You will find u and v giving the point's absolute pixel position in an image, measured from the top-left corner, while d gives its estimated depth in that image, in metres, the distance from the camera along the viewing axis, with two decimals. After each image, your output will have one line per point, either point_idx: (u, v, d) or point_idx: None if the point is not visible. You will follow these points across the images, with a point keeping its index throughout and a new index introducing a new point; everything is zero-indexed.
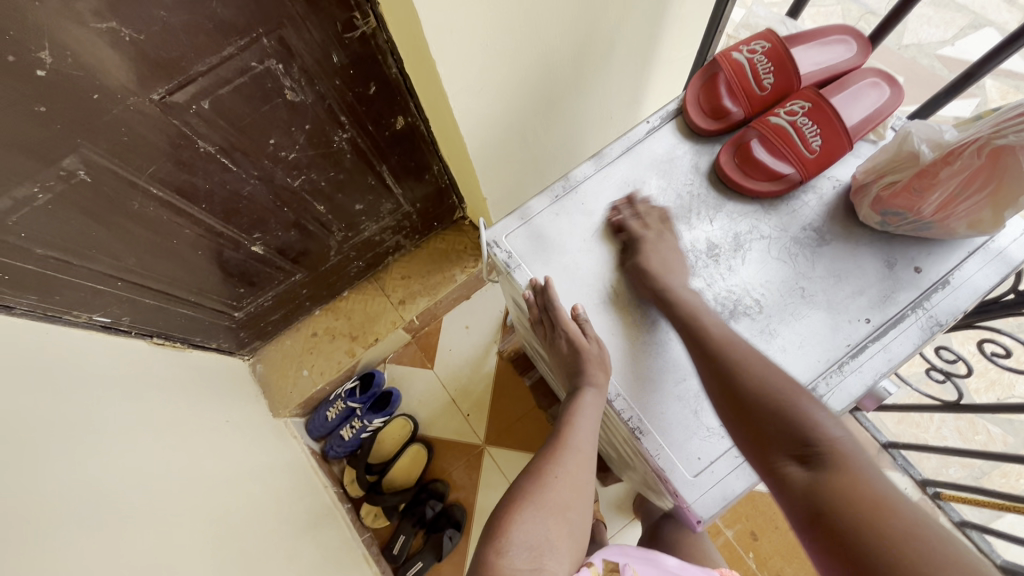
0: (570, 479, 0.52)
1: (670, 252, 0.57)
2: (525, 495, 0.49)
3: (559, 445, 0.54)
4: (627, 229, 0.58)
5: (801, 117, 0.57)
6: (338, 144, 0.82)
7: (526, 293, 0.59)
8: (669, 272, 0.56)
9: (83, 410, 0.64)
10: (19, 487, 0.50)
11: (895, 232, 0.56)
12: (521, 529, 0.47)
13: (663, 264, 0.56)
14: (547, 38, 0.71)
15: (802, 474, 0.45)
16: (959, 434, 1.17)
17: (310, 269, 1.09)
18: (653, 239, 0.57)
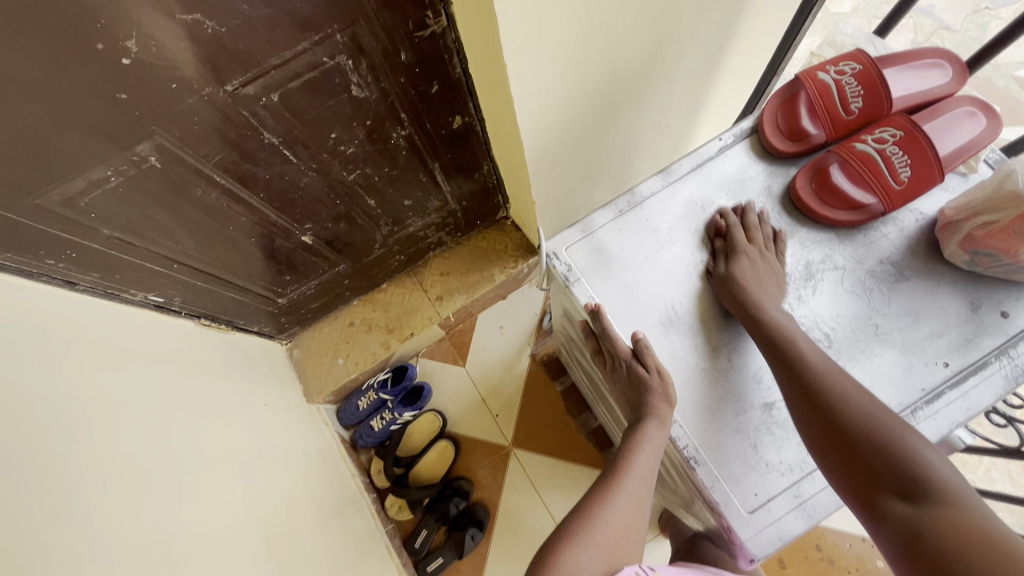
0: (622, 523, 0.49)
1: (765, 268, 0.55)
2: (573, 533, 0.48)
3: (613, 486, 0.52)
4: (733, 238, 0.56)
5: (891, 146, 0.54)
6: (395, 141, 0.81)
7: (590, 303, 0.57)
8: (757, 287, 0.54)
9: (136, 393, 0.66)
10: (77, 471, 0.51)
11: (982, 272, 0.53)
12: (569, 568, 0.45)
13: (757, 280, 0.54)
14: (619, 45, 0.69)
15: (904, 511, 0.42)
16: (1010, 478, 1.11)
17: (354, 261, 1.10)
18: (755, 254, 0.54)
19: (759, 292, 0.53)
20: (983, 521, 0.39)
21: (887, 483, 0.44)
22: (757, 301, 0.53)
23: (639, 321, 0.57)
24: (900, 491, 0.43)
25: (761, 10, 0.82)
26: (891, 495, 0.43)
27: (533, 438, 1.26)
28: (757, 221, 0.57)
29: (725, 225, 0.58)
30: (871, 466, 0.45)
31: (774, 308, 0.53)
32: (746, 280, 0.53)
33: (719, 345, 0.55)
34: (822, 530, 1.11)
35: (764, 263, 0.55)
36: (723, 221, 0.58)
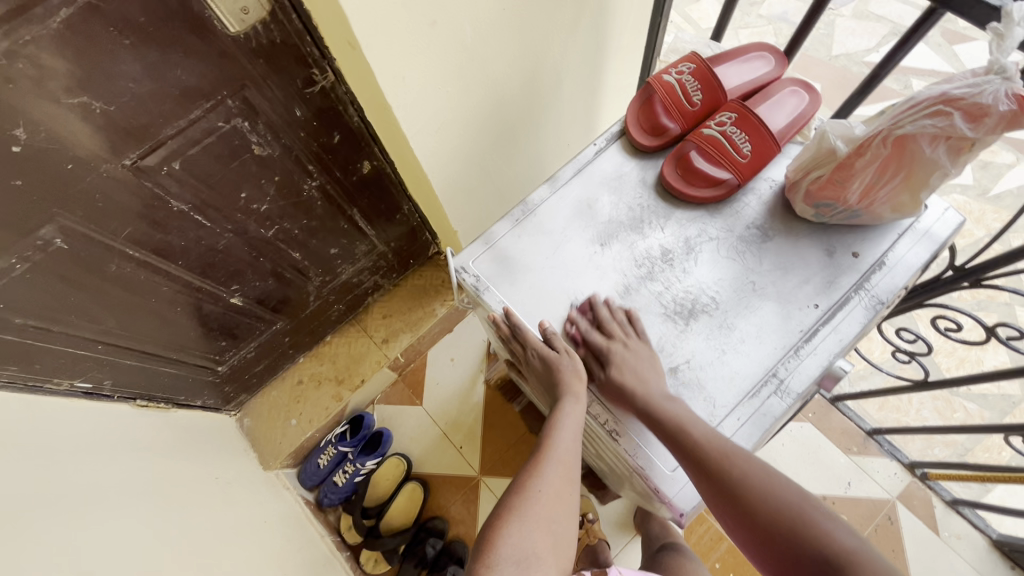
0: (554, 491, 0.53)
1: (639, 362, 0.56)
2: (510, 511, 0.52)
3: (541, 460, 0.55)
4: (591, 341, 0.58)
5: (730, 126, 0.62)
6: (309, 192, 0.85)
7: (498, 310, 0.61)
8: (642, 384, 0.55)
9: (73, 477, 0.64)
10: (24, 555, 0.51)
11: (830, 222, 0.61)
12: (510, 543, 0.49)
13: (636, 376, 0.55)
14: (498, 76, 0.77)
15: None
16: (939, 414, 1.23)
17: (291, 317, 1.11)
18: (621, 350, 0.57)
19: (640, 390, 0.55)
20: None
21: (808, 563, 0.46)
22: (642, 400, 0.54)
23: (547, 314, 0.61)
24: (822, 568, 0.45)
25: (621, 33, 0.93)
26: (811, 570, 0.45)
27: (499, 465, 1.27)
28: (612, 317, 0.59)
29: (579, 331, 0.60)
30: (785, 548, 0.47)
31: (661, 400, 0.54)
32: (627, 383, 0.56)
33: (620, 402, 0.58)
34: None
35: (638, 356, 0.56)
36: (575, 326, 0.60)
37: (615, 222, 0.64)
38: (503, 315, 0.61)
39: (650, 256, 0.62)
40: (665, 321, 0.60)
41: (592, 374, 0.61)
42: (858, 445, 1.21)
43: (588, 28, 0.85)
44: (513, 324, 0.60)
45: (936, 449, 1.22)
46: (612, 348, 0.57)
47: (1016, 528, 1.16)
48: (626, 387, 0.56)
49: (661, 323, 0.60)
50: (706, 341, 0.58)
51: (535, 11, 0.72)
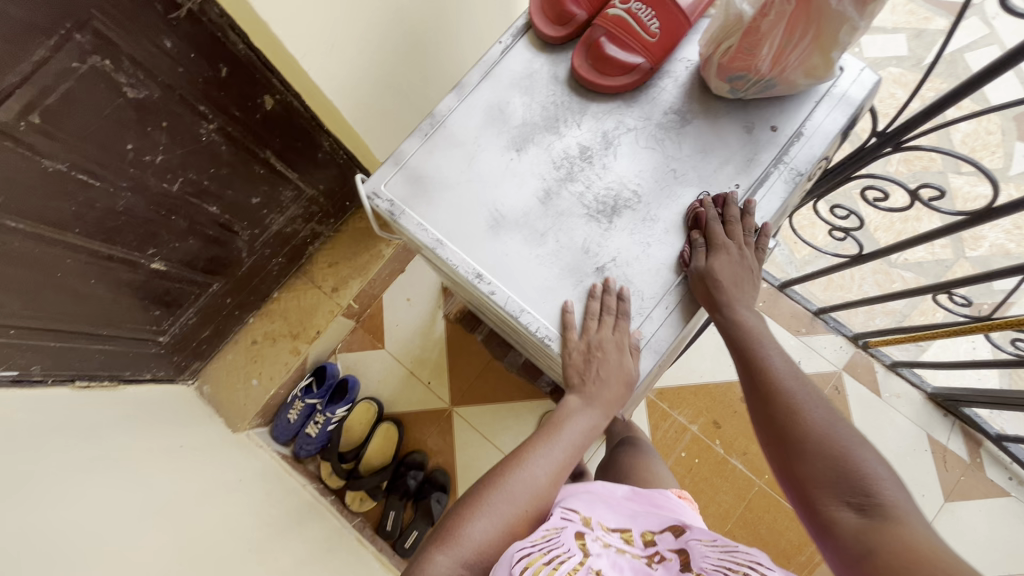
0: (532, 493, 0.53)
1: (737, 264, 0.56)
2: (481, 498, 0.52)
3: (529, 457, 0.55)
4: (711, 228, 0.55)
5: (635, 3, 0.57)
6: (208, 138, 0.78)
7: (593, 284, 0.56)
8: (731, 283, 0.55)
9: (18, 460, 0.62)
10: None
11: (747, 96, 0.59)
12: (470, 534, 0.50)
13: (732, 276, 0.55)
14: None
15: (854, 520, 0.46)
16: (878, 286, 1.30)
17: (228, 276, 1.06)
18: (731, 248, 0.55)
19: (731, 294, 0.55)
20: (929, 539, 0.43)
21: (836, 492, 0.48)
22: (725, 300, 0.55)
23: (470, 231, 0.59)
24: (854, 501, 0.47)
25: None
26: (842, 503, 0.47)
27: (469, 393, 1.29)
28: (739, 214, 0.57)
29: (704, 213, 0.56)
30: (815, 473, 0.50)
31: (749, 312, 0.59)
32: (723, 278, 0.55)
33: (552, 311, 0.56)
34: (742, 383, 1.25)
35: (740, 258, 0.56)
36: (703, 207, 0.57)
37: (528, 124, 0.61)
38: (566, 313, 0.55)
39: (570, 156, 0.60)
40: (589, 221, 0.58)
41: (690, 260, 0.56)
42: (807, 325, 1.28)
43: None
44: (610, 307, 0.55)
45: (877, 319, 1.29)
46: (729, 242, 0.55)
47: (949, 380, 1.26)
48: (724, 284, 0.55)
49: (586, 224, 0.58)
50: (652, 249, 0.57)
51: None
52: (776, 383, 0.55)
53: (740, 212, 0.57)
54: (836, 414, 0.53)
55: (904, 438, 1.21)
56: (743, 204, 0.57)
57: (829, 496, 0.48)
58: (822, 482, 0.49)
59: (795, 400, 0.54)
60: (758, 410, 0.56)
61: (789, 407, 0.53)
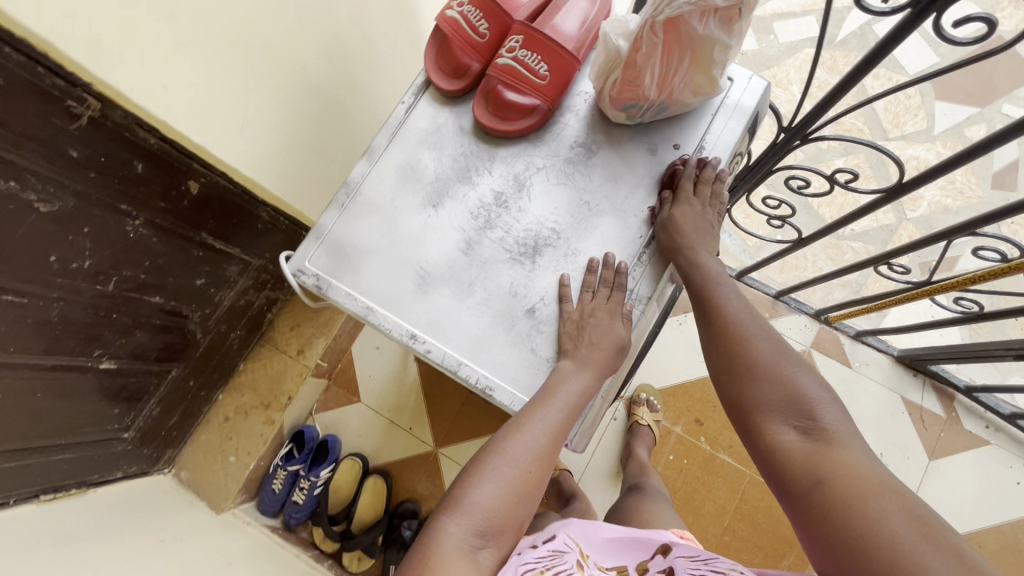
0: (533, 450, 0.50)
1: (698, 216, 0.58)
2: (483, 462, 0.50)
3: (528, 416, 0.52)
4: (682, 176, 0.59)
5: (520, 51, 0.58)
6: (137, 234, 0.78)
7: (526, 328, 0.57)
8: (693, 236, 0.58)
9: None
10: None
11: (645, 120, 0.60)
12: (475, 499, 0.47)
13: (694, 226, 0.57)
14: (291, 55, 0.73)
15: (798, 441, 0.50)
16: (831, 260, 1.33)
17: (186, 359, 1.04)
18: (698, 200, 0.58)
19: (697, 240, 0.58)
20: (864, 460, 0.47)
21: (786, 415, 0.52)
22: (688, 246, 0.57)
23: (399, 291, 0.59)
24: (799, 424, 0.51)
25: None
26: (789, 427, 0.52)
27: (453, 431, 1.29)
28: (711, 178, 0.59)
29: (679, 171, 0.59)
30: (768, 400, 0.53)
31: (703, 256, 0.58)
32: (685, 223, 0.58)
33: (493, 362, 0.56)
34: None
35: (701, 215, 0.58)
36: (682, 166, 0.60)
37: (441, 180, 0.62)
38: (563, 286, 0.58)
39: (485, 204, 0.61)
40: (512, 265, 0.59)
41: (656, 211, 0.59)
42: (769, 310, 1.30)
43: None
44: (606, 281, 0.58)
45: (836, 293, 1.32)
46: (692, 196, 0.58)
47: (914, 340, 1.29)
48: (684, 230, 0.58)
49: (510, 268, 0.59)
50: (580, 278, 0.58)
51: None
52: (722, 317, 0.60)
53: (712, 176, 0.60)
54: (785, 347, 0.56)
55: (880, 405, 1.23)
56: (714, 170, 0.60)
57: (777, 419, 0.52)
58: (774, 409, 0.53)
59: (742, 332, 0.58)
60: (711, 342, 0.60)
61: (738, 337, 0.57)
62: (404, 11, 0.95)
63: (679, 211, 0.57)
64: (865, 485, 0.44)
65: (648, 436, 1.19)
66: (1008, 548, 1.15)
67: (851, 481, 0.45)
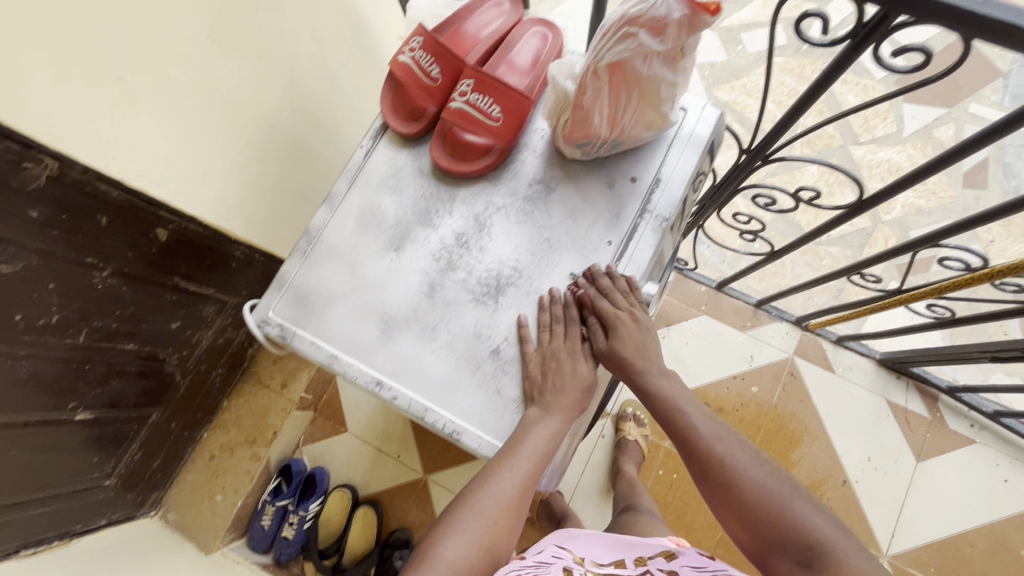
0: (502, 502, 0.51)
1: (637, 336, 0.59)
2: (453, 518, 0.51)
3: (496, 467, 0.52)
4: (600, 308, 0.58)
5: (472, 94, 0.58)
6: (105, 284, 0.78)
7: (491, 370, 0.57)
8: (640, 358, 0.59)
9: None
10: None
11: (601, 154, 0.61)
12: (442, 558, 0.48)
13: (638, 350, 0.59)
14: (251, 102, 0.74)
15: None
16: (810, 266, 1.34)
17: (166, 402, 1.04)
18: (627, 322, 0.58)
19: (642, 364, 0.59)
20: None
21: (786, 552, 0.47)
22: (640, 371, 0.59)
23: (363, 338, 0.59)
24: (801, 559, 0.46)
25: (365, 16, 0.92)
26: (792, 562, 0.46)
27: (442, 456, 1.28)
28: (619, 287, 0.58)
29: (585, 296, 0.58)
30: (766, 536, 0.48)
31: (656, 376, 0.59)
32: (625, 354, 0.59)
33: (460, 406, 0.56)
34: (703, 389, 1.26)
35: (637, 330, 0.59)
36: (580, 289, 0.59)
37: (402, 223, 0.62)
38: (519, 327, 0.58)
39: (446, 246, 0.61)
40: (475, 306, 0.59)
41: (593, 342, 0.60)
42: (750, 319, 1.31)
43: (321, 11, 0.81)
44: (562, 315, 0.59)
45: (816, 299, 1.33)
46: (617, 312, 0.58)
47: (895, 342, 1.30)
48: (625, 359, 0.59)
49: (472, 310, 0.59)
50: (541, 315, 0.58)
51: (237, 13, 0.67)
52: (696, 440, 0.55)
53: (627, 285, 0.59)
54: (765, 465, 0.52)
55: (865, 408, 1.24)
56: (621, 276, 0.59)
57: (779, 556, 0.47)
58: (774, 544, 0.48)
59: (721, 455, 0.53)
60: (694, 473, 0.55)
61: (719, 465, 0.52)
62: (368, 47, 0.96)
63: (614, 343, 0.59)
64: None
65: (635, 451, 1.19)
66: (999, 545, 1.15)
67: None
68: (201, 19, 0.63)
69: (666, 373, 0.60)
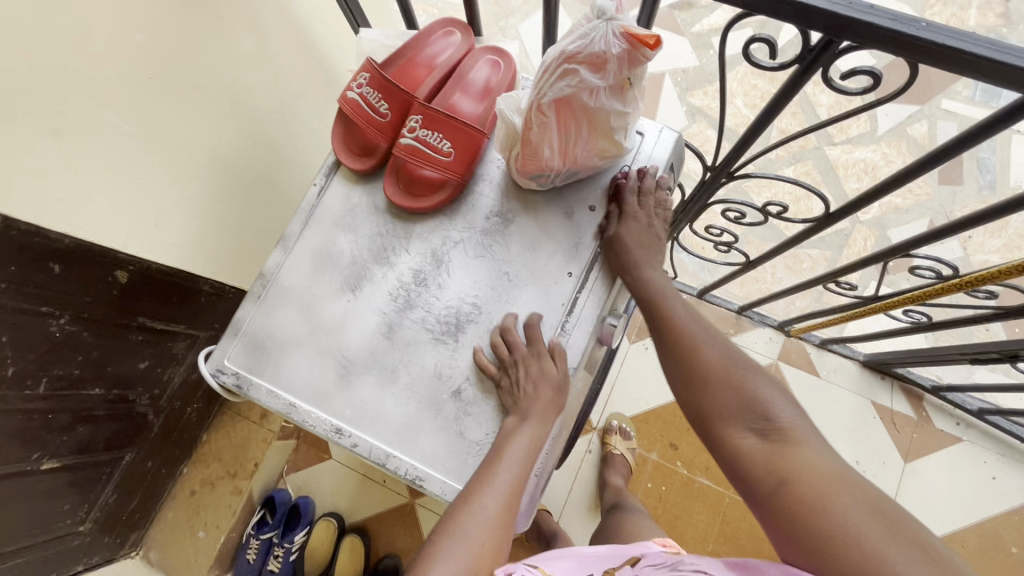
0: (489, 522, 0.48)
1: (642, 237, 0.60)
2: (438, 543, 0.48)
3: (480, 483, 0.50)
4: (626, 200, 0.60)
5: (421, 130, 0.57)
6: (63, 331, 0.75)
7: (452, 412, 0.56)
8: (636, 250, 0.60)
9: None
10: None
11: (558, 185, 0.59)
12: None
13: (640, 244, 0.60)
14: (205, 140, 0.72)
15: (757, 444, 0.48)
16: (790, 270, 1.34)
17: (140, 442, 1.02)
18: (640, 221, 0.60)
19: (639, 256, 0.60)
20: (821, 458, 0.45)
21: (742, 420, 0.50)
22: (635, 263, 0.59)
23: (322, 384, 0.58)
24: (755, 425, 0.49)
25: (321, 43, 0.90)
26: (745, 430, 0.49)
27: None
28: (651, 187, 0.60)
29: (622, 185, 0.60)
30: (724, 405, 0.51)
31: (651, 271, 0.60)
32: (630, 243, 0.59)
33: (424, 450, 0.55)
34: None
35: (646, 229, 0.60)
36: (623, 181, 0.60)
37: (358, 263, 0.61)
38: (478, 356, 0.57)
39: (404, 284, 0.60)
40: (435, 346, 0.58)
41: (602, 225, 0.60)
42: (733, 326, 1.30)
43: (271, 39, 0.79)
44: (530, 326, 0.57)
45: (798, 302, 1.32)
46: (639, 210, 0.60)
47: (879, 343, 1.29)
48: (631, 250, 0.59)
49: (432, 349, 0.58)
50: (502, 352, 0.57)
51: (184, 54, 0.65)
52: (666, 321, 0.58)
53: (652, 187, 0.61)
54: (733, 350, 0.55)
55: (850, 411, 1.23)
56: (650, 175, 0.61)
57: (734, 424, 0.50)
58: (731, 412, 0.50)
59: (691, 335, 0.56)
60: (662, 348, 0.57)
61: (689, 342, 0.55)
62: (326, 72, 0.94)
63: (625, 232, 0.59)
64: (837, 493, 0.41)
65: (623, 466, 1.17)
66: (989, 544, 1.15)
67: (831, 490, 0.42)
68: (145, 65, 0.61)
69: (654, 266, 0.62)
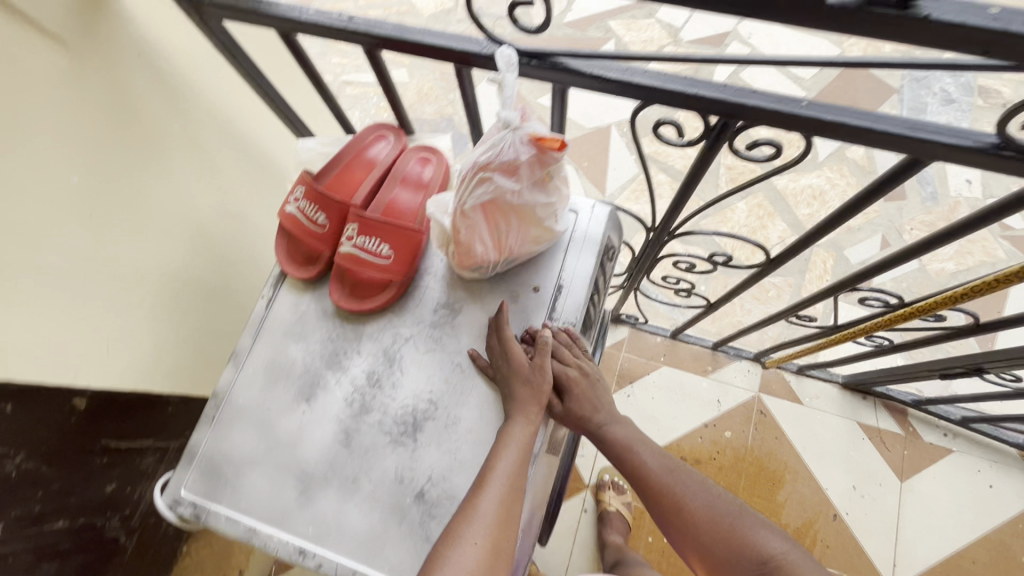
0: (497, 516, 0.50)
1: (593, 391, 0.64)
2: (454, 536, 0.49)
3: (485, 482, 0.51)
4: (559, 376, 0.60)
5: (359, 238, 0.58)
6: (18, 472, 0.71)
7: (418, 516, 0.55)
8: (594, 411, 0.64)
9: None
10: None
11: (498, 271, 0.61)
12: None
13: (591, 404, 0.64)
14: (155, 261, 0.73)
15: None
16: (758, 300, 1.36)
17: (112, 568, 0.97)
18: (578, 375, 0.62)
19: (598, 416, 0.64)
20: None
21: (743, 567, 0.57)
22: (597, 424, 0.64)
23: (283, 503, 0.56)
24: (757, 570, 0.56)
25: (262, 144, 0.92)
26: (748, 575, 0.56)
27: None
28: (564, 341, 0.61)
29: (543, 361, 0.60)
30: (722, 556, 0.58)
31: (612, 425, 0.65)
32: (585, 411, 0.63)
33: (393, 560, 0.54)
34: (678, 442, 1.23)
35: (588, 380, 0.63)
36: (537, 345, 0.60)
37: (312, 371, 0.61)
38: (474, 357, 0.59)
39: (358, 387, 0.59)
40: (394, 449, 0.57)
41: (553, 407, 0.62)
42: (710, 363, 1.30)
43: (211, 152, 0.80)
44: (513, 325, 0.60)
45: (770, 331, 1.34)
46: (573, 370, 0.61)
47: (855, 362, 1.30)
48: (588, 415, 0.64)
49: (391, 453, 0.57)
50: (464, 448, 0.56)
51: (123, 184, 0.66)
52: (649, 477, 0.63)
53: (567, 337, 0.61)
54: (711, 490, 0.61)
55: (838, 435, 1.23)
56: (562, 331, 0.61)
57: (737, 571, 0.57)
58: (731, 562, 0.58)
59: (675, 488, 0.61)
60: (653, 507, 0.63)
61: (675, 496, 0.61)
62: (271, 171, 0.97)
63: (575, 403, 0.63)
64: None
65: (619, 521, 1.15)
66: (999, 556, 1.12)
67: None
68: (82, 205, 0.61)
69: (616, 420, 0.66)
